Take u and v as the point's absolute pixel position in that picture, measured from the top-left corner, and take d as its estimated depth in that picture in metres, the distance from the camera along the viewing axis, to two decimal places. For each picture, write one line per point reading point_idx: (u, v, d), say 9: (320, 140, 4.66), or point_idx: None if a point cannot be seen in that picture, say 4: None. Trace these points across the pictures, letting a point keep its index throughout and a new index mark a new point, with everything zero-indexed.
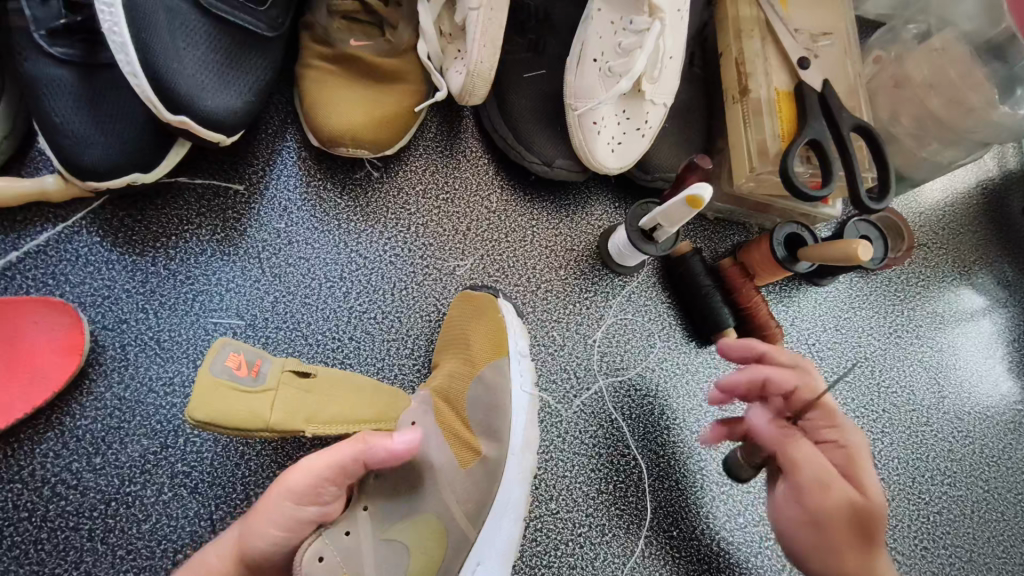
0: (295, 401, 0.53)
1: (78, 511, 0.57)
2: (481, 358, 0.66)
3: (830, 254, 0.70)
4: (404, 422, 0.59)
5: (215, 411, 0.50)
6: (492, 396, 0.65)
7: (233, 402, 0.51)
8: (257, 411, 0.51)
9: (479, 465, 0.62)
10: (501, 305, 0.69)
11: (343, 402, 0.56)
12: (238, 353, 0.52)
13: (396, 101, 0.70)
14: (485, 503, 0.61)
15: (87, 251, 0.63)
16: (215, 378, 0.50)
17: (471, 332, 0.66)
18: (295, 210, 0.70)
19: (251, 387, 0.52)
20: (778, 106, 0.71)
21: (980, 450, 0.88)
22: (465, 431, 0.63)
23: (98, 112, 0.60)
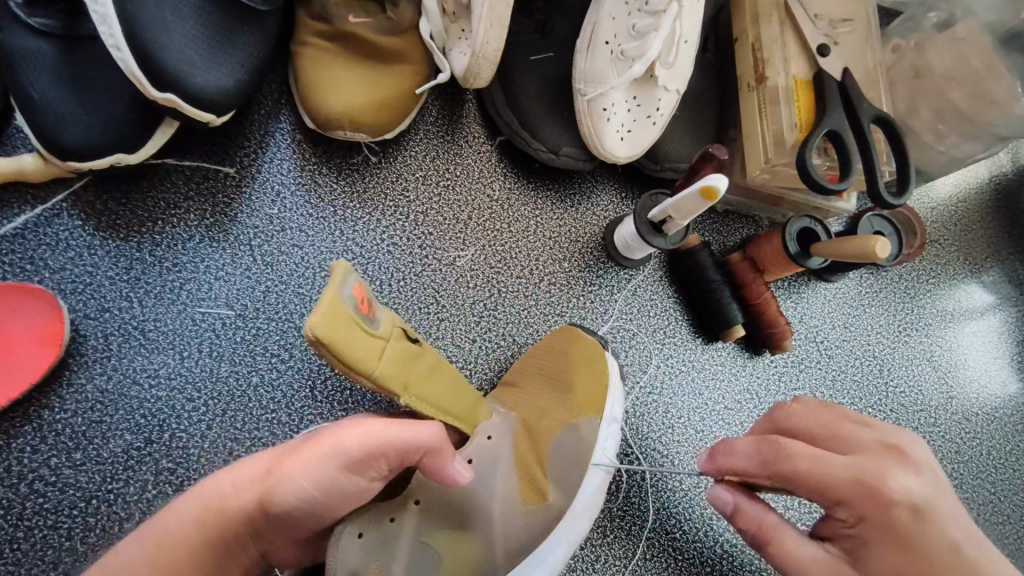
0: (400, 360, 0.50)
1: (57, 509, 0.54)
2: (581, 404, 0.62)
3: (845, 250, 0.67)
4: (481, 434, 0.58)
5: (336, 333, 0.43)
6: (578, 447, 0.61)
7: (356, 335, 0.45)
8: (370, 355, 0.46)
9: (542, 512, 0.57)
10: (609, 360, 0.66)
11: (438, 383, 0.54)
12: (361, 287, 0.47)
13: (397, 82, 0.67)
14: (526, 547, 0.56)
15: (68, 236, 0.60)
16: (345, 303, 0.45)
17: (568, 372, 0.64)
18: (288, 195, 0.67)
19: (370, 328, 0.47)
20: (796, 94, 0.69)
21: (988, 451, 0.86)
22: (539, 472, 0.59)
23: (79, 88, 0.56)
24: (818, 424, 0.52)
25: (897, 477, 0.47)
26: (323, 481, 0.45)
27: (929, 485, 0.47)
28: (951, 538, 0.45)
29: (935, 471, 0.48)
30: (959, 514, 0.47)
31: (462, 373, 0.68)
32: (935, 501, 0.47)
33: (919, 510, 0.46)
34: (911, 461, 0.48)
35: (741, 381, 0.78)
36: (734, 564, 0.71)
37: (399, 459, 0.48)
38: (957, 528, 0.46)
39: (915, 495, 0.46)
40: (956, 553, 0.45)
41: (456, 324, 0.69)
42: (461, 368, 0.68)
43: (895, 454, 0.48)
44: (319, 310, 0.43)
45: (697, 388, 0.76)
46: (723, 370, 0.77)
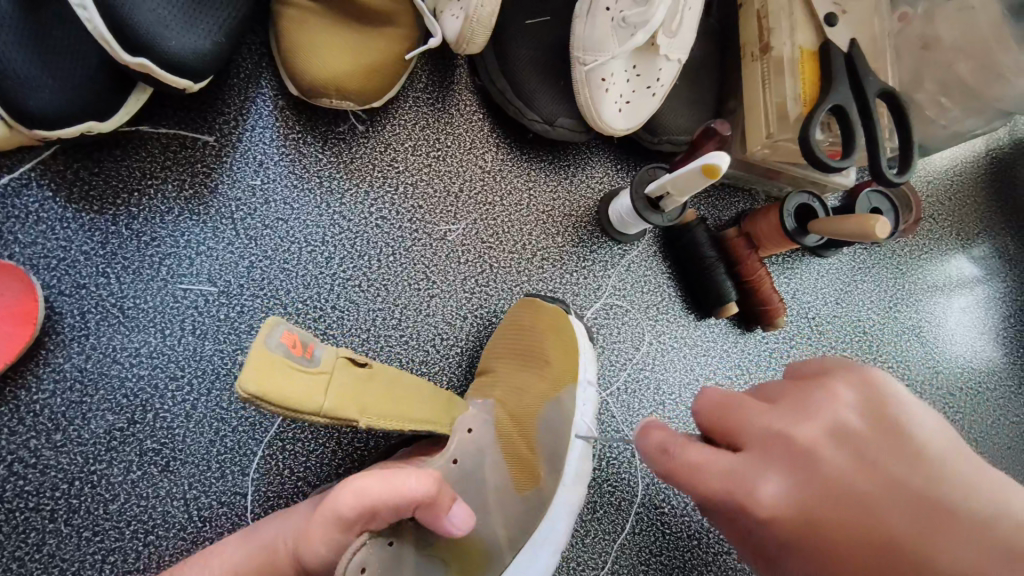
0: (350, 389, 0.49)
1: (39, 492, 0.53)
2: (557, 380, 0.63)
3: (846, 229, 0.66)
4: (458, 429, 0.56)
5: (270, 386, 0.44)
6: (561, 421, 0.62)
7: (289, 381, 0.45)
8: (310, 394, 0.46)
9: (534, 491, 0.59)
10: (571, 322, 0.66)
11: (399, 397, 0.52)
12: (293, 331, 0.47)
13: (384, 47, 0.63)
14: (529, 529, 0.58)
15: (38, 208, 0.57)
16: (271, 352, 0.45)
17: (545, 347, 0.63)
18: (271, 165, 0.64)
19: (306, 369, 0.47)
20: (801, 67, 0.66)
21: (968, 425, 0.87)
22: (526, 453, 0.60)
23: (43, 48, 0.52)
24: (718, 420, 0.45)
25: (762, 484, 0.39)
26: (325, 543, 0.44)
27: (821, 477, 0.37)
28: (875, 526, 0.34)
29: (832, 457, 0.37)
30: (882, 493, 0.34)
31: (453, 350, 0.67)
32: (829, 490, 0.36)
33: (799, 515, 0.37)
34: (793, 451, 0.39)
35: (732, 357, 0.78)
36: (720, 537, 0.73)
37: (394, 513, 0.45)
38: (883, 506, 0.34)
39: (786, 495, 0.38)
40: (878, 541, 0.33)
41: (447, 300, 0.67)
42: (452, 346, 0.67)
43: (772, 448, 0.40)
44: (248, 368, 0.43)
45: (689, 365, 0.75)
46: (715, 346, 0.77)
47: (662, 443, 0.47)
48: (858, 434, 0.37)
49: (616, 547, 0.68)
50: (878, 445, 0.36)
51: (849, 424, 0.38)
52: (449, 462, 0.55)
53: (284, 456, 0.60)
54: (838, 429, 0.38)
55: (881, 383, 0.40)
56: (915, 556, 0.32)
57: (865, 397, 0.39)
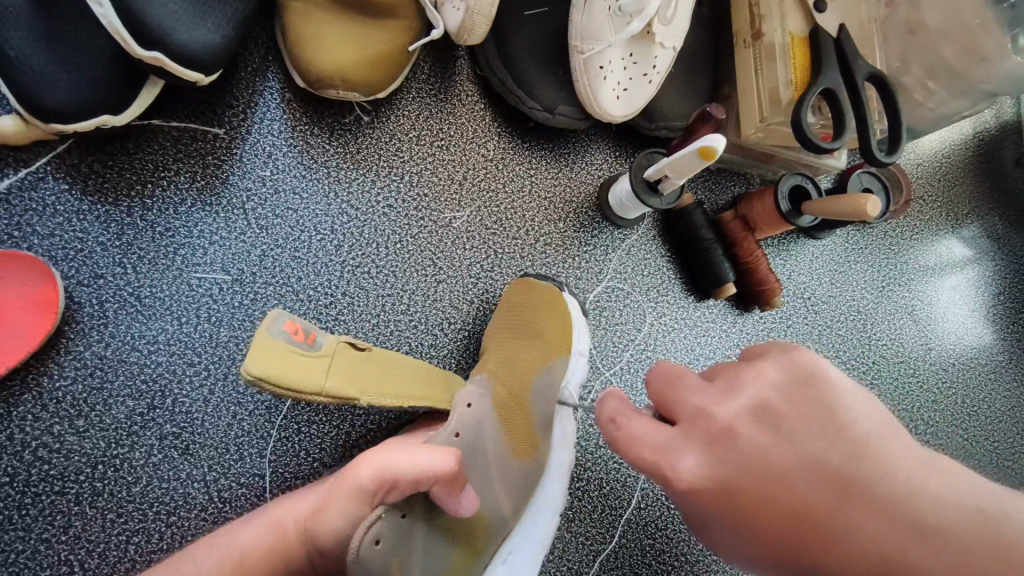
0: (352, 370, 0.51)
1: (63, 475, 0.55)
2: (548, 351, 0.65)
3: (837, 208, 0.68)
4: (459, 404, 0.56)
5: (274, 370, 0.46)
6: (552, 389, 0.65)
7: (291, 364, 0.47)
8: (313, 376, 0.48)
9: (531, 459, 0.62)
10: (566, 299, 0.69)
11: (404, 376, 0.54)
12: (294, 320, 0.49)
13: (389, 40, 0.65)
14: (529, 494, 0.62)
15: (54, 201, 0.58)
16: (273, 341, 0.47)
17: (540, 321, 0.65)
18: (280, 156, 0.66)
19: (308, 353, 0.49)
20: (792, 53, 0.68)
21: (962, 400, 0.90)
22: (520, 423, 0.62)
23: (59, 45, 0.53)
24: (661, 393, 0.48)
25: (688, 458, 0.43)
26: (344, 517, 0.45)
27: (743, 456, 0.40)
28: (788, 499, 0.38)
29: (754, 434, 0.41)
30: (806, 467, 0.38)
31: (460, 333, 0.68)
32: (751, 467, 0.40)
33: (723, 486, 0.41)
34: (720, 428, 0.42)
35: (731, 337, 0.80)
36: None
37: (412, 486, 0.47)
38: (797, 485, 0.38)
39: (710, 468, 0.42)
40: (795, 512, 0.38)
41: (454, 285, 0.69)
42: (459, 329, 0.68)
43: (701, 423, 0.43)
44: (251, 356, 0.46)
45: (689, 345, 0.77)
46: (714, 327, 0.79)
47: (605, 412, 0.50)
48: (778, 413, 0.41)
49: (623, 522, 0.70)
50: (802, 422, 0.40)
51: (773, 404, 0.42)
52: (452, 436, 0.55)
53: (299, 438, 0.61)
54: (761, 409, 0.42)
55: (811, 364, 0.42)
56: (823, 527, 0.37)
57: (792, 378, 0.42)
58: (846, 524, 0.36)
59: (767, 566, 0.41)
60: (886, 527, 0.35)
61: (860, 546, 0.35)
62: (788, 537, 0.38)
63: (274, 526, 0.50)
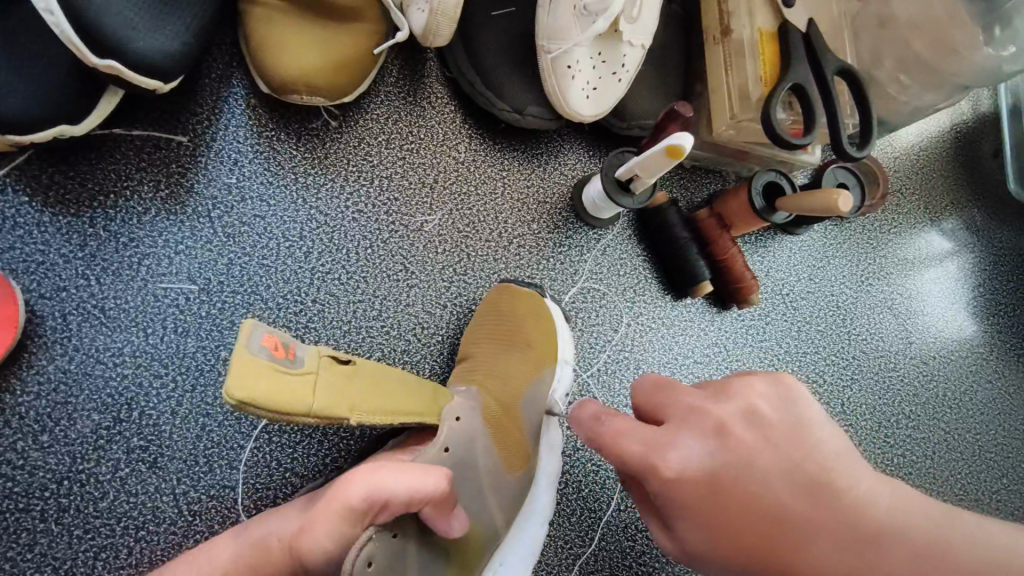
0: (338, 386, 0.49)
1: (27, 492, 0.54)
2: (537, 360, 0.65)
3: (810, 204, 0.68)
4: (447, 417, 0.56)
5: (258, 391, 0.44)
6: (543, 399, 0.64)
7: (275, 383, 0.45)
8: (298, 395, 0.46)
9: (524, 470, 0.61)
10: (545, 303, 0.68)
11: (388, 390, 0.52)
12: (272, 333, 0.46)
13: (353, 43, 0.64)
14: (519, 504, 0.61)
15: (15, 213, 0.57)
16: (255, 357, 0.44)
17: (528, 329, 0.65)
18: (246, 164, 0.65)
19: (291, 370, 0.46)
20: (761, 48, 0.68)
21: (943, 393, 0.90)
22: (513, 433, 0.61)
23: (12, 54, 0.53)
24: (648, 395, 0.49)
25: (685, 447, 0.44)
26: (332, 537, 0.44)
27: (736, 454, 0.43)
28: (770, 500, 0.41)
29: (746, 436, 0.43)
30: (789, 475, 0.41)
31: (434, 338, 0.68)
32: (743, 464, 0.42)
33: (712, 478, 0.42)
34: (712, 428, 0.44)
35: (709, 335, 0.79)
36: None
37: (403, 507, 0.46)
38: (781, 487, 0.41)
39: (702, 460, 0.43)
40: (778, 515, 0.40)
41: (426, 290, 0.68)
42: (432, 334, 0.68)
43: (692, 422, 0.45)
44: (231, 377, 0.43)
45: (667, 345, 0.77)
46: (692, 326, 0.79)
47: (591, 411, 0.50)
48: (768, 422, 0.44)
49: (601, 525, 0.69)
50: (788, 434, 0.43)
51: (763, 414, 0.44)
52: (441, 451, 0.54)
53: (270, 448, 0.61)
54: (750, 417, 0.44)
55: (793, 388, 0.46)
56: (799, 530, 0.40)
57: (777, 396, 0.46)
58: (822, 527, 0.40)
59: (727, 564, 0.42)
60: (853, 534, 0.39)
61: (830, 548, 0.39)
62: (763, 535, 0.41)
63: (257, 546, 0.49)
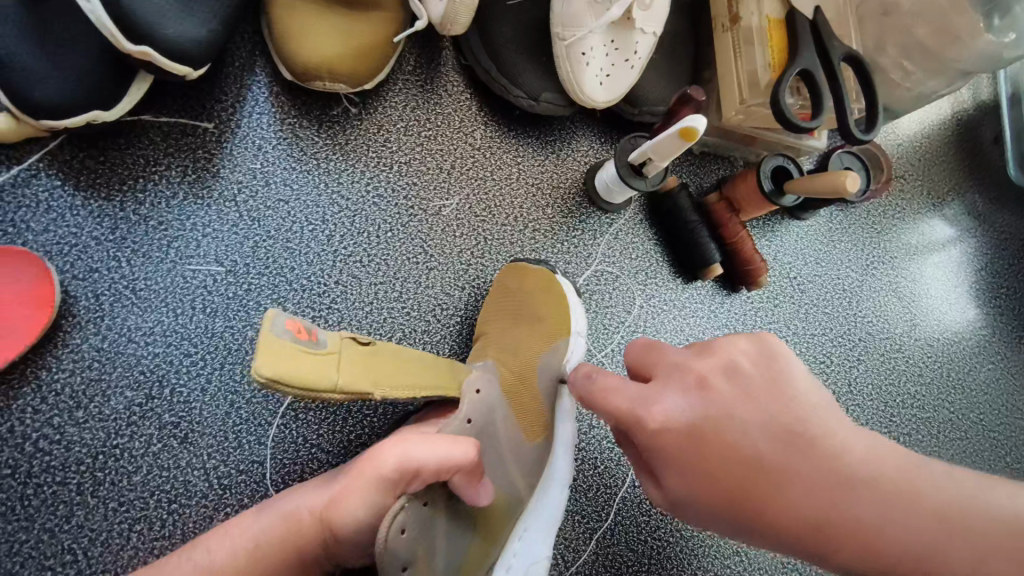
0: (360, 365, 0.50)
1: (64, 466, 0.55)
2: (548, 333, 0.66)
3: (818, 187, 0.70)
4: (468, 390, 0.57)
5: (286, 371, 0.45)
6: (556, 370, 0.66)
7: (300, 364, 0.46)
8: (323, 374, 0.47)
9: (542, 438, 0.63)
10: (560, 280, 0.70)
11: (408, 367, 0.54)
12: (294, 319, 0.48)
13: (373, 31, 0.66)
14: (539, 471, 0.63)
15: (48, 196, 0.59)
16: (283, 342, 0.46)
17: (537, 306, 0.67)
18: (270, 149, 0.66)
19: (315, 351, 0.48)
20: (769, 35, 0.70)
21: (947, 374, 0.91)
22: (531, 404, 0.63)
23: (48, 41, 0.54)
24: (636, 355, 0.51)
25: (669, 402, 0.46)
26: (368, 507, 0.47)
27: (713, 405, 0.45)
28: (745, 449, 0.43)
29: (723, 389, 0.46)
30: (765, 426, 0.43)
31: (453, 319, 0.70)
32: (721, 416, 0.45)
33: (691, 429, 0.45)
34: (693, 383, 0.47)
35: (720, 317, 0.81)
36: None
37: (433, 476, 0.48)
38: (757, 438, 0.43)
39: (683, 412, 0.45)
40: (754, 463, 0.43)
41: (445, 272, 0.70)
42: (452, 315, 0.70)
43: (674, 377, 0.47)
44: (260, 359, 0.44)
45: (678, 326, 0.79)
46: (702, 308, 0.81)
47: (583, 372, 0.52)
48: (745, 376, 0.46)
49: (617, 500, 0.71)
50: (763, 387, 0.45)
51: (740, 369, 0.47)
52: (464, 423, 0.56)
53: (296, 424, 0.62)
54: (729, 371, 0.47)
55: (774, 345, 0.48)
56: (774, 478, 0.42)
57: (756, 352, 0.47)
58: (798, 474, 0.42)
59: (708, 511, 0.44)
60: (830, 478, 0.41)
61: (802, 496, 0.41)
62: (738, 481, 0.43)
63: (288, 517, 0.50)
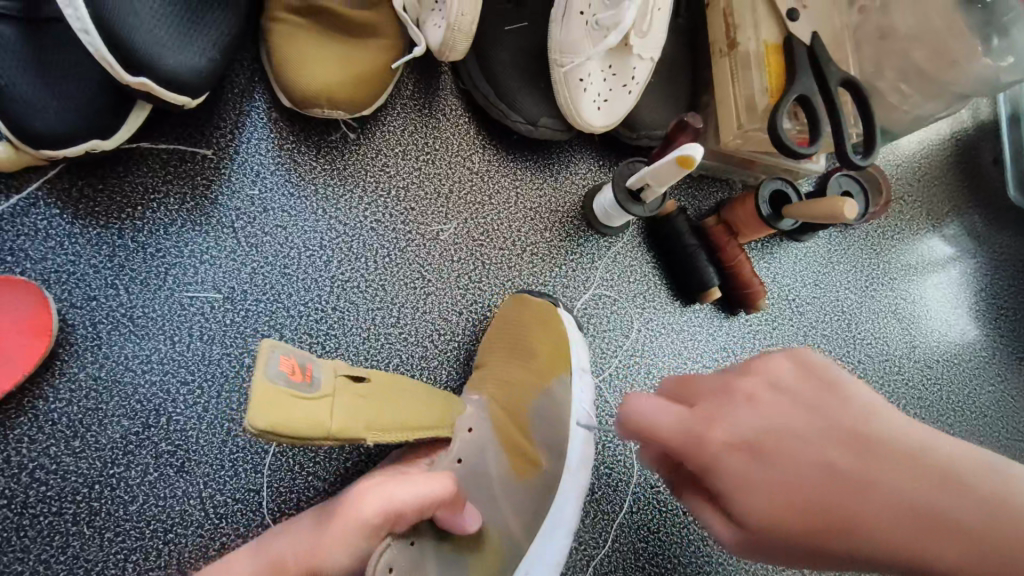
0: (353, 406, 0.48)
1: (60, 496, 0.55)
2: (546, 372, 0.66)
3: (816, 211, 0.70)
4: (460, 429, 0.58)
5: (280, 419, 0.42)
6: (555, 409, 0.65)
7: (297, 410, 0.44)
8: (319, 419, 0.45)
9: (539, 478, 0.62)
10: (560, 313, 0.69)
11: (400, 405, 0.52)
12: (288, 356, 0.45)
13: (372, 57, 0.66)
14: (539, 512, 0.62)
15: (47, 225, 0.59)
16: (274, 386, 0.43)
17: (535, 340, 0.66)
18: (268, 175, 0.67)
19: (309, 394, 0.45)
20: (767, 60, 0.70)
21: (947, 396, 0.91)
22: (523, 443, 0.63)
23: (47, 72, 0.55)
24: (680, 382, 0.48)
25: (728, 423, 0.43)
26: (351, 556, 0.46)
27: (774, 421, 0.41)
28: (820, 462, 0.39)
29: (778, 401, 0.42)
30: (834, 434, 0.40)
31: (451, 344, 0.69)
32: (784, 432, 0.41)
33: (758, 451, 0.41)
34: (745, 401, 0.43)
35: (718, 340, 0.81)
36: None
37: (417, 515, 0.48)
38: (829, 449, 0.39)
39: (743, 433, 0.42)
40: (830, 477, 0.38)
41: (443, 297, 0.70)
42: (449, 340, 0.69)
43: (727, 399, 0.44)
44: (254, 407, 0.42)
45: (677, 349, 0.79)
46: (701, 331, 0.80)
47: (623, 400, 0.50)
48: (798, 388, 0.43)
49: (615, 527, 0.71)
50: (818, 395, 0.42)
51: (790, 382, 0.43)
52: (456, 461, 0.58)
53: (293, 452, 0.62)
54: (779, 385, 0.43)
55: (815, 358, 0.45)
56: (856, 490, 0.37)
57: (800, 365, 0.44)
58: (878, 482, 0.37)
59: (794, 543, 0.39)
60: (919, 476, 0.36)
61: (890, 504, 0.36)
62: (819, 501, 0.38)
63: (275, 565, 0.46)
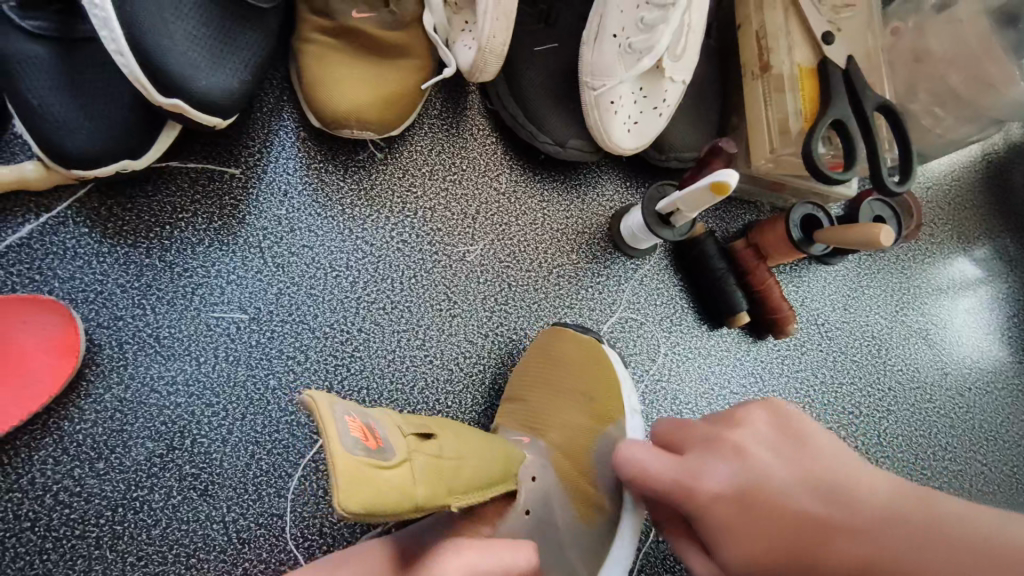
0: (428, 469, 0.43)
1: (83, 519, 0.55)
2: (597, 412, 0.64)
3: (850, 237, 0.69)
4: (525, 478, 0.57)
5: (372, 499, 0.36)
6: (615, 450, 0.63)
7: (384, 484, 0.37)
8: (405, 490, 0.39)
9: (603, 520, 0.60)
10: (609, 351, 0.68)
11: (470, 461, 0.48)
12: (355, 417, 0.38)
13: (402, 78, 0.66)
14: (600, 554, 0.60)
15: (75, 244, 0.59)
16: (357, 458, 0.36)
17: (574, 380, 0.65)
18: (295, 195, 0.66)
19: (387, 462, 0.39)
20: (801, 83, 0.69)
21: (979, 424, 0.89)
22: (587, 486, 0.61)
23: (81, 92, 0.55)
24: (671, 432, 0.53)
25: (710, 470, 0.47)
26: None
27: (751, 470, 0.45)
28: (786, 506, 0.43)
29: (756, 452, 0.46)
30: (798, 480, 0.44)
31: (476, 367, 0.69)
32: (758, 479, 0.45)
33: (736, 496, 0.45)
34: (727, 449, 0.47)
35: (746, 365, 0.80)
36: None
37: None
38: (796, 494, 0.43)
39: (725, 480, 0.46)
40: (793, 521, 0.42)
41: (468, 319, 0.69)
42: (475, 363, 0.69)
43: (711, 448, 0.48)
44: (345, 490, 0.34)
45: (703, 374, 0.77)
46: (728, 356, 0.79)
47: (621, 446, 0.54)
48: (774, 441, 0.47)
49: (641, 556, 0.69)
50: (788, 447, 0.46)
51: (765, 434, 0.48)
52: (524, 513, 0.56)
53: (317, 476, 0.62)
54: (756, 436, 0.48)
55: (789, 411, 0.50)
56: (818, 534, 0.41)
57: (777, 420, 0.49)
58: (837, 526, 0.40)
59: None
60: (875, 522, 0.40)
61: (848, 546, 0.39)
62: (788, 543, 0.42)
63: None
